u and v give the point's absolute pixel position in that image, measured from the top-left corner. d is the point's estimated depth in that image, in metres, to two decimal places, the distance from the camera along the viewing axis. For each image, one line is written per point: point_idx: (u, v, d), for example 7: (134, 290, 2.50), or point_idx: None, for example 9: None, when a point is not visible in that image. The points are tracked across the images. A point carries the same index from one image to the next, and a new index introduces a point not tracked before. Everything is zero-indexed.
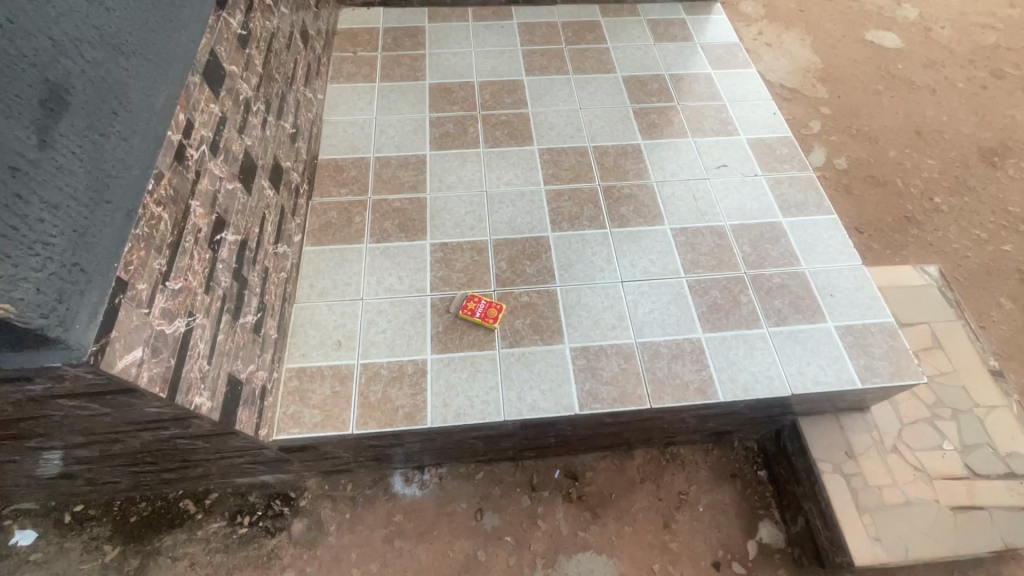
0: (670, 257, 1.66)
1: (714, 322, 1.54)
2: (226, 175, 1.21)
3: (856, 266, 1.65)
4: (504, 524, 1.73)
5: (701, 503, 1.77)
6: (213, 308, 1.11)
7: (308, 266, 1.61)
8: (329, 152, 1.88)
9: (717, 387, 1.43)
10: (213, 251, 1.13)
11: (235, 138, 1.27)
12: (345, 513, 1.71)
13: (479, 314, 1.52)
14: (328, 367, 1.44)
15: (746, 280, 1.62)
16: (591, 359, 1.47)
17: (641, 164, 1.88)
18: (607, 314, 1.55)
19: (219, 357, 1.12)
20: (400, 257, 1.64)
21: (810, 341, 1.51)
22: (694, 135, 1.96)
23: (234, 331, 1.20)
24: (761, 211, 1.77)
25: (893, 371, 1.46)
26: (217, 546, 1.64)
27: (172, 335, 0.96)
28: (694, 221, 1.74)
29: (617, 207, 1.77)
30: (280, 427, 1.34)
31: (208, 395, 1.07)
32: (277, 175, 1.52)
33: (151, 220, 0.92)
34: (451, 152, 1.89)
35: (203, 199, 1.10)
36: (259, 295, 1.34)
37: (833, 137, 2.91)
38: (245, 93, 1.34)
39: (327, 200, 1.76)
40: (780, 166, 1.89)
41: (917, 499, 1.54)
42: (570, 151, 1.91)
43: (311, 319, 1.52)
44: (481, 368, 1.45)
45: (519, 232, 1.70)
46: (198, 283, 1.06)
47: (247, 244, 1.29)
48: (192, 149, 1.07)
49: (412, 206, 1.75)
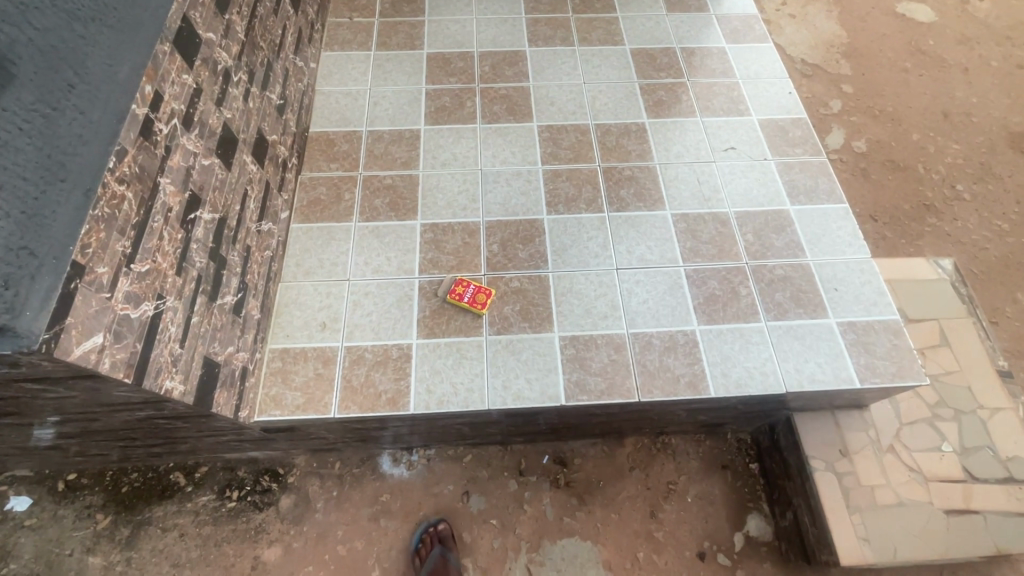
0: (668, 245, 1.60)
1: (710, 314, 1.48)
2: (202, 150, 1.16)
3: (865, 260, 1.58)
4: (490, 507, 1.73)
5: (689, 494, 1.76)
6: (187, 290, 1.08)
7: (295, 244, 1.57)
8: (320, 124, 1.81)
9: (709, 382, 1.38)
10: (187, 230, 1.09)
11: (212, 111, 1.21)
12: (332, 491, 1.72)
13: (467, 299, 1.48)
14: (312, 349, 1.42)
15: (747, 271, 1.55)
16: (580, 349, 1.43)
17: (644, 145, 1.79)
18: (600, 302, 1.50)
19: (192, 340, 1.09)
20: (389, 237, 1.60)
21: (810, 336, 1.45)
22: (703, 115, 1.86)
23: (211, 313, 1.17)
24: (768, 198, 1.69)
25: (895, 371, 1.41)
26: (206, 519, 1.66)
27: (138, 319, 0.93)
28: (696, 206, 1.67)
29: (616, 189, 1.70)
30: (261, 409, 1.33)
31: (181, 379, 1.05)
32: (262, 149, 1.46)
33: (113, 199, 0.88)
34: (446, 127, 1.81)
35: (174, 176, 1.05)
36: (240, 275, 1.30)
37: (853, 118, 2.77)
38: (225, 62, 1.27)
39: (317, 175, 1.70)
40: (792, 149, 1.79)
41: (910, 501, 1.51)
42: (571, 129, 1.82)
43: (296, 299, 1.49)
44: (467, 355, 1.41)
45: (513, 214, 1.64)
46: (168, 265, 1.03)
47: (226, 222, 1.25)
48: (161, 123, 1.02)
49: (403, 183, 1.70)
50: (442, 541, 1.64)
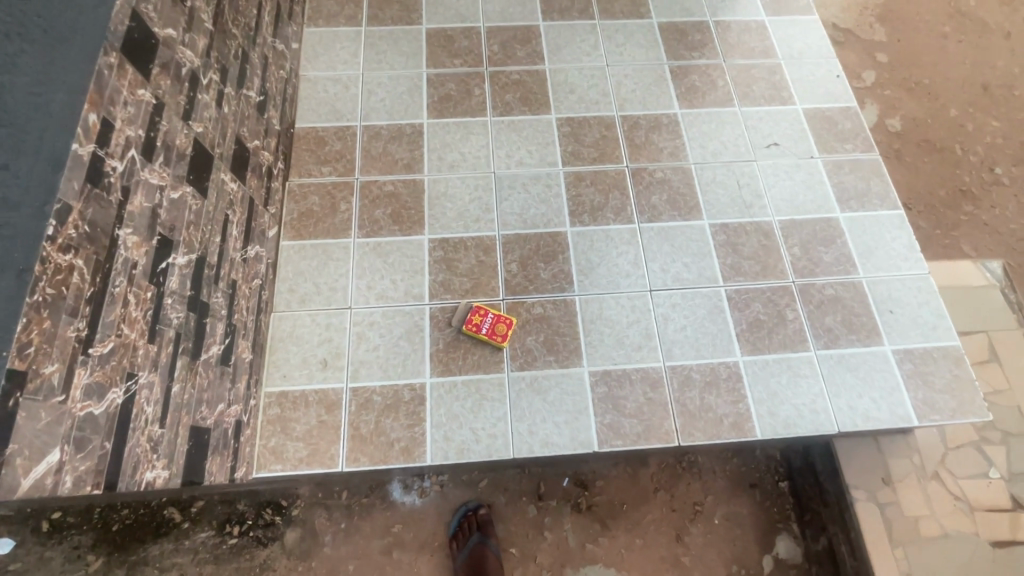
0: (707, 261, 1.43)
1: (755, 343, 1.34)
2: (171, 180, 0.96)
3: (923, 276, 1.43)
4: (509, 534, 1.64)
5: (717, 515, 1.67)
6: (163, 356, 0.91)
7: (286, 265, 1.38)
8: (307, 118, 1.58)
9: (755, 423, 1.26)
10: (158, 284, 0.90)
11: (179, 128, 0.99)
12: (340, 523, 1.61)
13: (485, 331, 1.31)
14: (313, 392, 1.26)
15: (794, 291, 1.40)
16: (613, 387, 1.29)
17: (677, 141, 1.58)
18: (633, 331, 1.34)
19: (175, 414, 0.93)
20: (394, 256, 1.41)
21: (864, 368, 1.32)
22: (742, 104, 1.65)
23: (195, 373, 1.00)
24: (816, 204, 1.51)
25: (955, 407, 1.29)
26: (207, 557, 1.55)
27: (104, 414, 0.76)
28: (736, 215, 1.49)
29: (647, 194, 1.51)
30: (260, 464, 1.19)
31: (164, 464, 0.90)
32: (242, 161, 1.25)
33: (57, 274, 0.69)
34: (452, 121, 1.59)
35: (136, 224, 0.86)
36: (226, 318, 1.13)
37: (887, 92, 2.55)
38: (190, 63, 1.04)
39: (307, 181, 1.49)
40: (842, 145, 1.60)
41: (954, 533, 1.44)
42: (594, 122, 1.61)
43: (292, 332, 1.32)
44: (487, 396, 1.27)
45: (532, 226, 1.45)
46: (138, 335, 0.85)
47: (205, 260, 1.06)
48: (113, 160, 0.81)
49: (406, 190, 1.49)
50: (481, 527, 1.60)
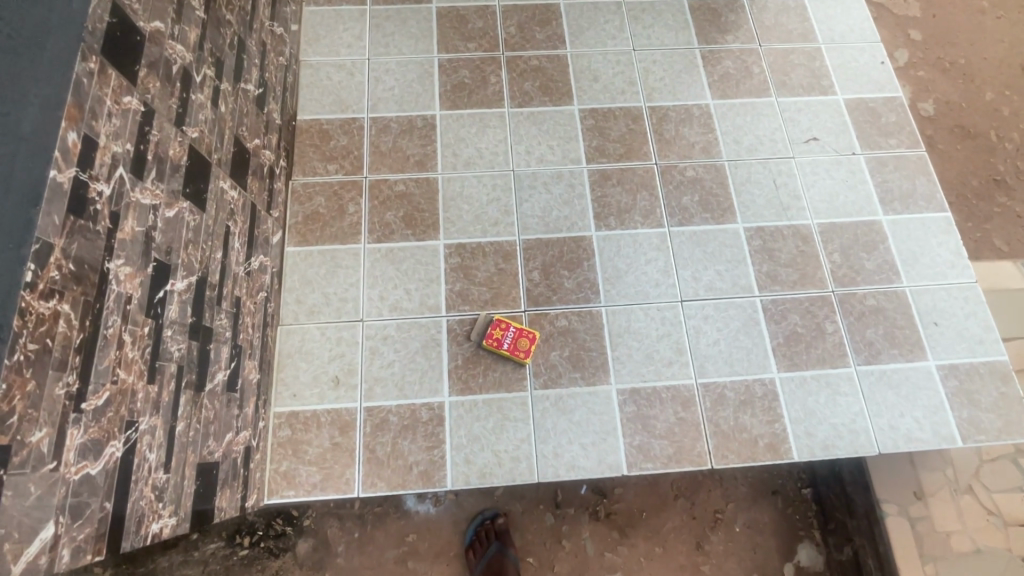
0: (742, 268, 1.34)
1: (792, 358, 1.27)
2: (165, 196, 0.86)
3: (970, 284, 1.34)
4: (526, 543, 1.60)
5: (738, 522, 1.60)
6: (165, 395, 0.83)
7: (292, 274, 1.29)
8: (309, 109, 1.45)
9: (792, 445, 1.20)
10: (155, 316, 0.82)
11: (172, 135, 0.89)
12: (353, 533, 1.57)
13: (507, 346, 1.23)
14: (325, 412, 1.19)
15: (834, 301, 1.32)
16: (642, 406, 1.22)
17: (709, 135, 1.47)
18: (663, 345, 1.27)
19: (180, 455, 0.86)
20: (408, 263, 1.32)
21: (906, 385, 1.25)
22: (779, 93, 1.53)
23: (200, 407, 0.92)
24: (858, 205, 1.41)
25: (1001, 427, 1.23)
26: (217, 569, 1.51)
27: (102, 473, 0.69)
28: (773, 218, 1.39)
29: (677, 195, 1.40)
30: (271, 489, 1.13)
31: (171, 511, 0.83)
32: (242, 164, 1.14)
33: (40, 325, 0.60)
34: (467, 113, 1.47)
35: (129, 253, 0.76)
36: (230, 340, 1.04)
37: (921, 73, 2.14)
38: (181, 59, 0.92)
39: (312, 180, 1.38)
40: (886, 140, 1.48)
41: (986, 548, 1.43)
42: (619, 114, 1.49)
43: (301, 347, 1.24)
44: (510, 417, 1.20)
45: (555, 230, 1.36)
46: (137, 377, 0.76)
47: (207, 281, 0.97)
48: (99, 183, 0.71)
49: (418, 190, 1.38)
50: (498, 536, 1.56)
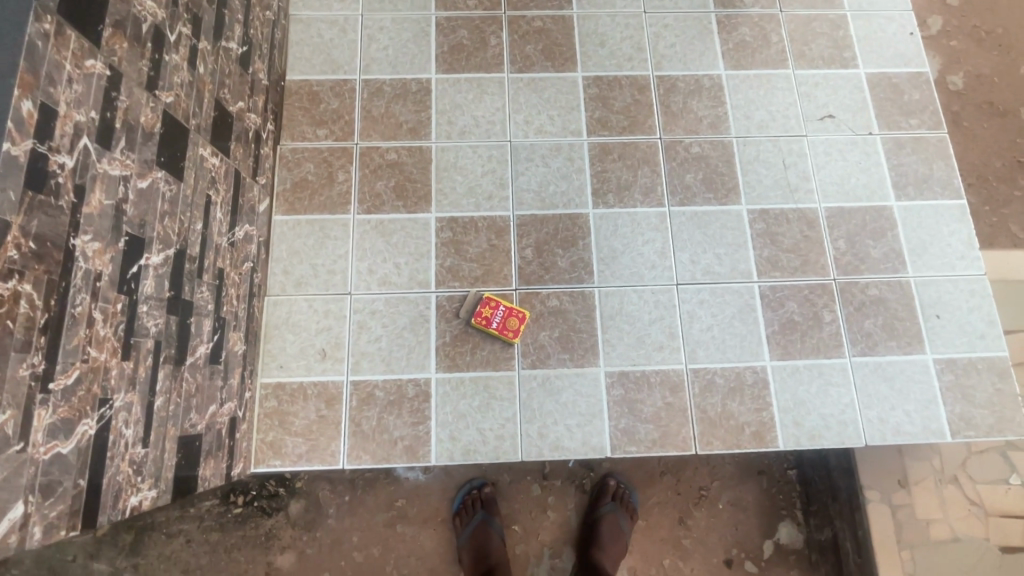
0: (742, 252, 1.30)
1: (786, 346, 1.24)
2: (137, 166, 0.82)
3: (978, 277, 1.29)
4: (512, 512, 1.62)
5: (721, 500, 1.62)
6: (142, 371, 0.82)
7: (280, 244, 1.27)
8: (299, 68, 1.38)
9: (778, 433, 1.20)
10: (129, 292, 0.80)
11: (143, 101, 0.84)
12: (343, 496, 1.61)
13: (496, 325, 1.21)
14: (311, 385, 1.19)
15: (834, 290, 1.28)
16: (630, 390, 1.21)
17: (718, 109, 1.39)
18: (655, 329, 1.25)
19: (160, 430, 0.86)
20: (398, 236, 1.28)
21: (900, 377, 1.23)
22: (797, 65, 1.43)
23: (181, 380, 0.92)
24: (869, 189, 1.35)
25: (993, 423, 1.21)
26: (212, 525, 1.57)
27: (75, 451, 0.69)
28: (779, 200, 1.33)
29: (681, 172, 1.34)
30: (258, 458, 1.15)
31: (151, 484, 0.84)
32: (224, 130, 1.09)
33: None
34: (464, 78, 1.39)
35: (96, 228, 0.73)
36: (213, 313, 1.03)
37: (953, 43, 1.99)
38: (152, 16, 0.86)
39: (301, 145, 1.33)
40: (907, 120, 1.40)
41: (965, 537, 1.44)
42: (625, 83, 1.40)
43: (288, 319, 1.23)
44: (496, 395, 1.20)
45: (551, 207, 1.31)
46: (109, 355, 0.75)
47: (186, 253, 0.94)
48: (60, 156, 0.68)
49: (411, 159, 1.33)
50: (484, 505, 1.59)
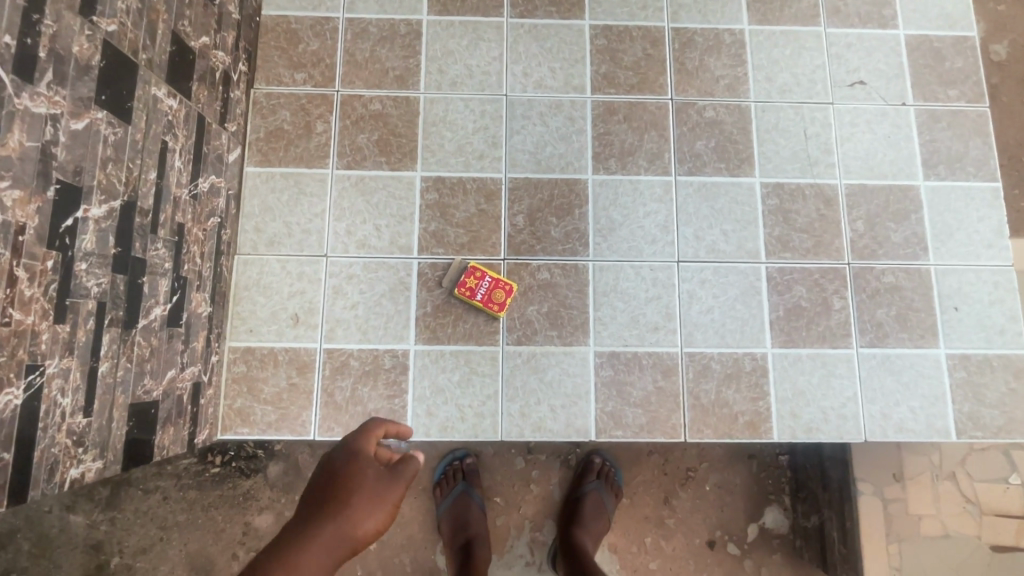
0: (751, 230, 1.20)
1: (790, 333, 1.16)
2: (69, 104, 0.72)
3: (1005, 268, 1.20)
4: (494, 484, 1.59)
5: (708, 481, 1.58)
6: (81, 335, 0.75)
7: (251, 198, 1.17)
8: (276, 2, 1.24)
9: (773, 424, 1.14)
10: (63, 248, 0.72)
11: (76, 27, 0.73)
12: None
13: (480, 297, 1.13)
14: (282, 351, 1.13)
15: (847, 275, 1.19)
16: (620, 371, 1.14)
17: (737, 69, 1.26)
18: (651, 309, 1.16)
19: (105, 398, 0.80)
20: (380, 195, 1.18)
21: (909, 372, 1.16)
22: (829, 23, 1.29)
23: (132, 345, 0.85)
24: (896, 166, 1.23)
25: (1002, 425, 1.14)
26: (189, 483, 1.54)
27: None
28: (796, 174, 1.22)
29: (691, 139, 1.23)
30: (225, 425, 1.10)
31: (96, 454, 0.79)
32: (186, 68, 0.98)
33: None
34: (458, 21, 1.26)
35: (15, 174, 0.65)
36: (172, 272, 0.94)
37: (1001, 8, 1.81)
38: None
39: (276, 90, 1.21)
40: (946, 90, 1.26)
41: (955, 534, 1.41)
42: (636, 35, 1.26)
43: (259, 279, 1.15)
44: (477, 371, 1.13)
45: (547, 171, 1.20)
46: (38, 317, 0.68)
47: (137, 205, 0.85)
48: None
49: (396, 111, 1.22)
50: (466, 476, 1.55)
